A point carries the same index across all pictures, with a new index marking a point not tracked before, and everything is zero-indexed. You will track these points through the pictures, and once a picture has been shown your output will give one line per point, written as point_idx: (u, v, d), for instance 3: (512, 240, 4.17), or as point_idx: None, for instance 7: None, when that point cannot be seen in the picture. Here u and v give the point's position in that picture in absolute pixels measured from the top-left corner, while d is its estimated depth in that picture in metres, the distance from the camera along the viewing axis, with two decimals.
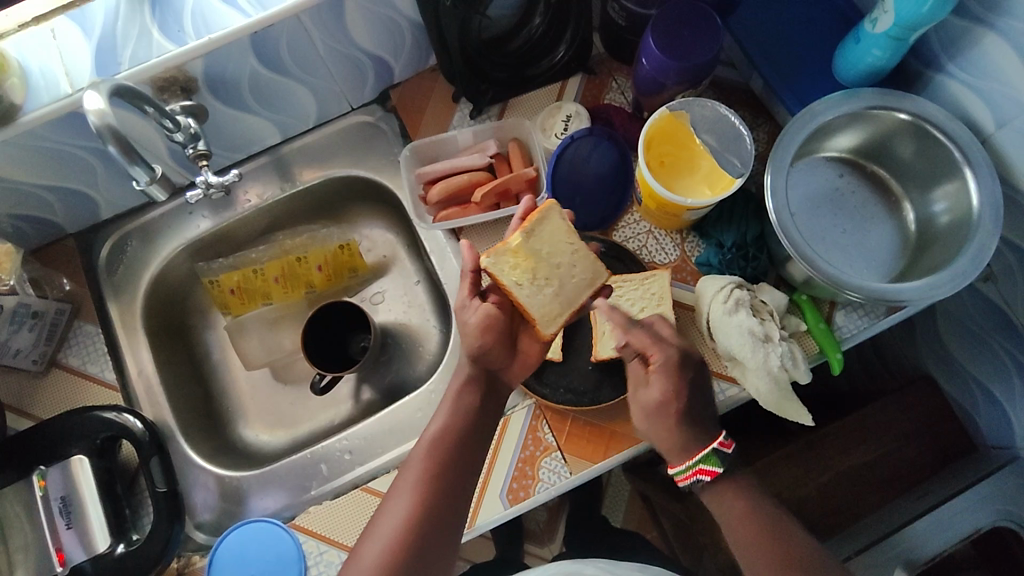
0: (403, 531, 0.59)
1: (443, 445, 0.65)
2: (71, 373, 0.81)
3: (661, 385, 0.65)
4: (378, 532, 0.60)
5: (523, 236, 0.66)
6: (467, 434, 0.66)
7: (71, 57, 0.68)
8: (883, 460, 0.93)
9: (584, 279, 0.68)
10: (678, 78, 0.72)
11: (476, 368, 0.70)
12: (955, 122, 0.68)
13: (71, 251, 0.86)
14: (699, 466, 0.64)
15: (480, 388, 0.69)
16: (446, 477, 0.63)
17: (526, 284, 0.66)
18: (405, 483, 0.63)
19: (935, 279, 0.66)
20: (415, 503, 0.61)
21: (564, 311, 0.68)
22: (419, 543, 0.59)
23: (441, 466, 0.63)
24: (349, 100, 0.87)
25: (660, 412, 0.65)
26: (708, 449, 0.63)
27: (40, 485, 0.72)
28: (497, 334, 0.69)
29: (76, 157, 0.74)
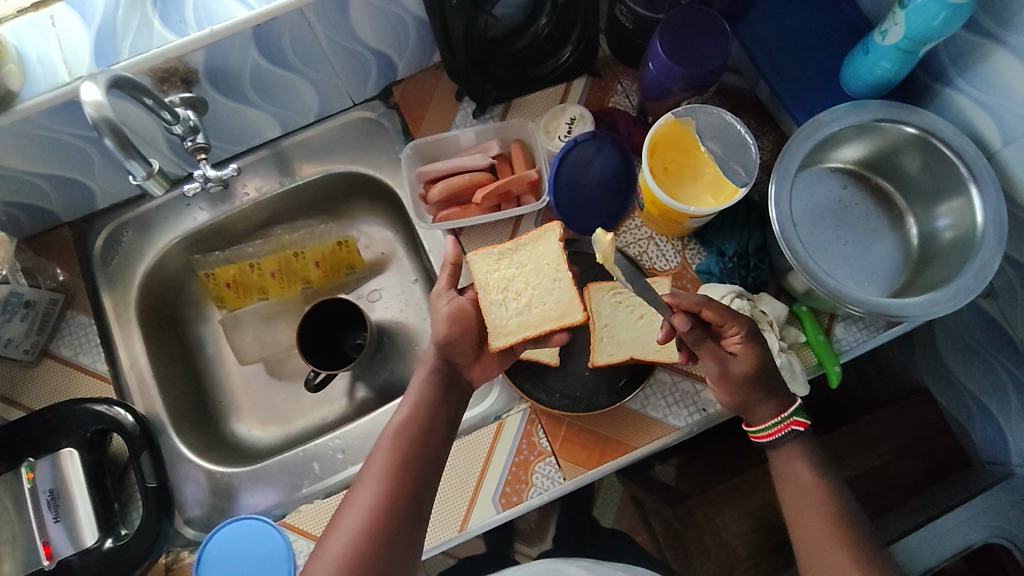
0: (368, 524, 0.58)
1: (408, 436, 0.64)
2: (63, 364, 0.80)
3: (750, 356, 0.66)
4: (343, 525, 0.59)
5: (513, 247, 0.72)
6: (433, 426, 0.66)
7: (70, 44, 0.66)
8: (872, 476, 0.94)
9: (552, 311, 0.70)
10: (685, 84, 0.71)
11: (441, 359, 0.70)
12: (962, 137, 0.67)
13: (67, 240, 0.85)
14: (793, 419, 0.67)
15: (445, 380, 0.69)
16: (412, 468, 0.62)
17: (495, 289, 0.70)
18: (371, 473, 0.62)
19: (936, 296, 0.66)
20: (382, 492, 0.60)
21: (521, 332, 0.69)
22: (386, 533, 0.58)
23: (408, 457, 0.63)
24: (351, 95, 0.86)
25: (750, 380, 0.66)
26: (797, 403, 0.67)
27: (28, 477, 0.71)
28: (468, 330, 0.70)
29: (73, 147, 0.73)
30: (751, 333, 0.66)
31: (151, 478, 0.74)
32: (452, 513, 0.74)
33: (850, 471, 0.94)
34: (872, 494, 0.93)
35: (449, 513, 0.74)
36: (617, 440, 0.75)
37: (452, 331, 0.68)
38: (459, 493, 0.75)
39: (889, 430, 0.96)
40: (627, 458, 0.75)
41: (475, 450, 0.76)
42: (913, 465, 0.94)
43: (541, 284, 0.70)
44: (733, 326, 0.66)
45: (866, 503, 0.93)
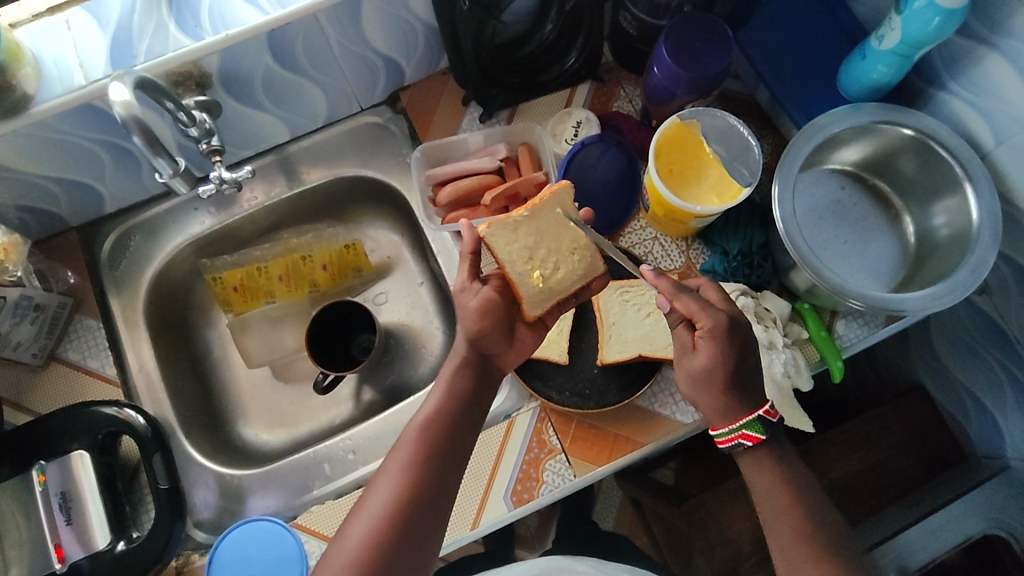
0: (391, 509, 0.59)
1: (434, 427, 0.65)
2: (72, 367, 0.80)
3: (708, 352, 0.63)
4: (366, 509, 0.60)
5: (526, 215, 0.68)
6: (458, 418, 0.67)
7: (85, 49, 0.67)
8: (870, 472, 0.96)
9: (574, 271, 0.72)
10: (689, 87, 0.73)
11: (473, 352, 0.71)
12: (957, 139, 0.70)
13: (74, 244, 0.85)
14: (742, 431, 0.63)
15: (474, 372, 0.70)
16: (437, 457, 0.63)
17: (519, 262, 0.69)
18: (397, 460, 0.63)
19: (936, 291, 0.68)
20: (407, 478, 0.61)
21: (551, 296, 0.72)
22: (407, 520, 0.59)
23: (433, 446, 0.64)
24: (359, 100, 0.87)
25: (708, 379, 0.64)
26: (755, 415, 0.63)
27: (39, 480, 0.71)
28: (498, 321, 0.71)
29: (86, 150, 0.73)
30: (719, 330, 0.63)
31: (163, 480, 0.74)
32: (464, 511, 0.75)
33: (849, 467, 0.96)
34: (871, 489, 0.95)
35: (462, 511, 0.75)
36: (626, 437, 0.76)
37: (483, 325, 0.70)
38: (471, 491, 0.75)
39: (887, 427, 0.97)
40: (636, 454, 0.76)
41: (487, 449, 0.77)
42: (911, 461, 0.96)
43: (567, 246, 0.70)
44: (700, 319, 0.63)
45: (868, 496, 0.95)
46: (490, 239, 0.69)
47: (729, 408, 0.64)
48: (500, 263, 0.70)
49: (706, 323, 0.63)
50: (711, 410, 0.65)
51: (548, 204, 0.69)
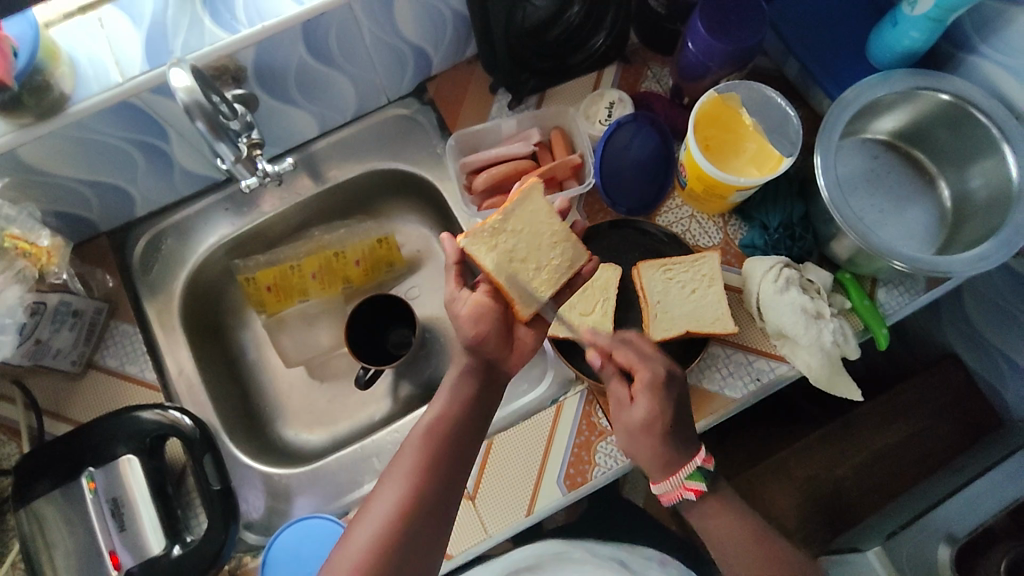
0: (392, 519, 0.60)
1: (442, 430, 0.65)
2: (110, 374, 0.79)
3: (647, 402, 0.65)
4: (366, 520, 0.60)
5: (502, 218, 0.69)
6: (463, 425, 0.67)
7: (119, 45, 0.66)
8: (908, 442, 0.96)
9: (561, 263, 0.70)
10: (723, 61, 0.73)
11: (478, 361, 0.69)
12: (993, 102, 0.70)
13: (106, 249, 0.84)
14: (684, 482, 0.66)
15: (479, 377, 0.69)
16: (443, 462, 0.64)
17: (504, 264, 0.68)
18: (400, 470, 0.63)
19: (981, 251, 0.68)
20: (409, 488, 0.61)
21: (545, 293, 0.69)
22: (408, 530, 0.60)
23: (442, 450, 0.64)
24: (387, 93, 0.86)
25: (646, 430, 0.65)
26: (691, 466, 0.66)
27: (90, 487, 0.70)
28: (494, 325, 0.70)
29: (120, 151, 0.72)
30: (658, 385, 0.66)
31: (215, 481, 0.72)
32: (520, 496, 0.75)
33: (887, 438, 0.97)
34: (912, 459, 0.96)
35: (517, 497, 0.75)
36: None
37: (479, 330, 0.69)
38: (525, 477, 0.76)
39: (923, 396, 0.98)
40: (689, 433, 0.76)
41: (537, 434, 0.77)
42: (948, 428, 0.96)
43: (550, 238, 0.69)
44: (641, 371, 0.67)
45: (906, 467, 0.96)
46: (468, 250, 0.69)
47: (671, 463, 0.66)
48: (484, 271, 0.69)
49: (646, 378, 0.66)
50: (651, 461, 0.66)
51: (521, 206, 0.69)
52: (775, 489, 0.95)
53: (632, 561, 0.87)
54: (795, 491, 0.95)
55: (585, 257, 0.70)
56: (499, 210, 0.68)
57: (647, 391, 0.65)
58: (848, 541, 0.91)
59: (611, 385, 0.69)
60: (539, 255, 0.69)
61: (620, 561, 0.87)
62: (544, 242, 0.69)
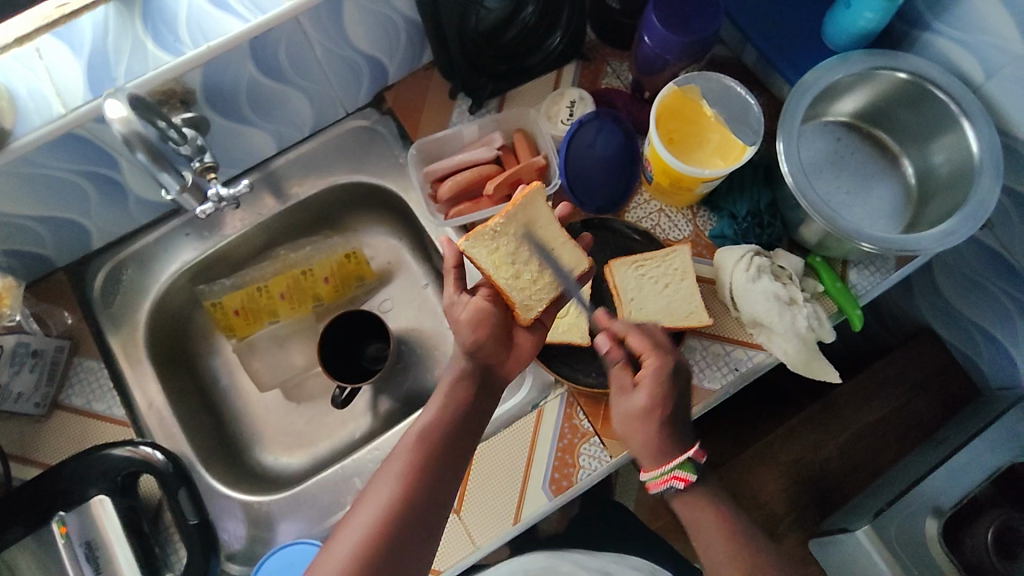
0: (382, 522, 0.57)
1: (433, 437, 0.63)
2: (77, 413, 0.76)
3: (649, 391, 0.65)
4: (356, 522, 0.58)
5: (506, 219, 0.67)
6: (458, 430, 0.65)
7: (60, 75, 0.64)
8: (890, 418, 0.97)
9: (560, 266, 0.69)
10: (681, 53, 0.73)
11: (474, 366, 0.68)
12: (949, 77, 0.70)
13: (64, 284, 0.81)
14: (673, 472, 0.66)
15: (475, 384, 0.67)
16: (432, 469, 0.62)
17: (504, 268, 0.67)
18: (391, 472, 0.61)
19: (948, 226, 0.68)
20: (400, 491, 0.59)
21: (545, 298, 0.69)
22: (398, 534, 0.57)
23: (432, 457, 0.62)
24: (344, 105, 0.85)
25: (641, 417, 0.65)
26: (683, 457, 0.65)
27: (62, 532, 0.67)
28: (494, 329, 0.68)
29: (69, 183, 0.70)
30: (663, 374, 0.65)
31: (191, 515, 0.71)
32: (506, 505, 0.74)
33: (869, 416, 0.97)
34: (894, 435, 0.97)
35: (503, 506, 0.74)
36: None
37: (479, 335, 0.67)
38: (511, 485, 0.75)
39: (902, 372, 0.99)
40: None
41: (519, 440, 0.76)
42: (927, 403, 0.98)
43: (551, 243, 0.69)
44: (649, 359, 0.66)
45: (888, 445, 0.97)
46: (470, 252, 0.67)
47: (666, 451, 0.65)
48: (486, 273, 0.68)
49: (650, 372, 0.65)
50: (644, 450, 0.66)
51: (524, 210, 0.68)
52: (762, 474, 0.95)
53: (620, 571, 0.86)
54: (781, 476, 0.95)
55: (585, 261, 0.69)
56: (505, 212, 0.66)
57: (651, 378, 0.65)
58: (836, 521, 0.91)
59: (613, 369, 0.68)
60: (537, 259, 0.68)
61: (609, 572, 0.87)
62: (545, 246, 0.69)
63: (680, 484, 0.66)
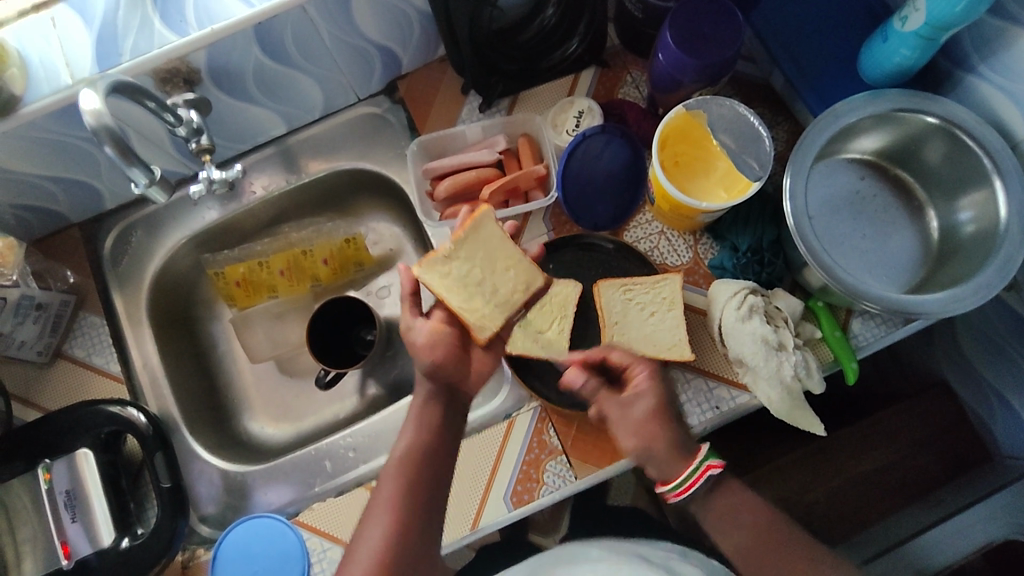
0: (382, 556, 0.57)
1: (417, 460, 0.63)
2: (75, 364, 0.81)
3: (651, 388, 0.66)
4: (356, 559, 0.58)
5: (456, 244, 0.71)
6: (437, 450, 0.65)
7: (72, 47, 0.66)
8: (888, 471, 0.93)
9: (516, 286, 0.73)
10: (695, 75, 0.69)
11: (440, 387, 0.69)
12: (987, 129, 0.64)
13: (77, 241, 0.85)
14: (707, 460, 0.63)
15: (442, 402, 0.68)
16: (426, 479, 0.62)
17: (458, 290, 0.71)
18: (381, 501, 0.60)
19: (957, 292, 0.63)
20: (393, 522, 0.59)
21: (498, 318, 0.72)
22: (399, 566, 0.57)
23: (424, 468, 0.63)
24: (356, 91, 0.85)
25: (654, 420, 0.64)
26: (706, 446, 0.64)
27: (45, 478, 0.71)
28: (449, 349, 0.70)
29: (79, 149, 0.73)
30: (656, 374, 0.67)
31: (164, 479, 0.75)
32: (466, 509, 0.75)
33: (865, 465, 0.94)
34: (891, 489, 0.93)
35: (463, 510, 0.75)
36: None
37: (438, 356, 0.69)
38: (473, 490, 0.75)
39: (907, 424, 0.95)
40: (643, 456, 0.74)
41: (488, 448, 0.77)
42: (930, 459, 0.93)
43: (503, 264, 0.73)
44: (637, 367, 0.67)
45: (881, 497, 0.93)
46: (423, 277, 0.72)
47: (677, 445, 0.63)
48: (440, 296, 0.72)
49: (642, 376, 0.66)
50: (655, 446, 0.63)
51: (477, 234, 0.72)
52: None
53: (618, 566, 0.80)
54: None
55: (538, 276, 0.73)
56: (455, 237, 0.71)
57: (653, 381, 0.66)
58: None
59: (593, 391, 0.66)
60: (488, 280, 0.72)
61: (640, 556, 0.73)
62: (499, 266, 0.73)
63: (717, 471, 0.63)
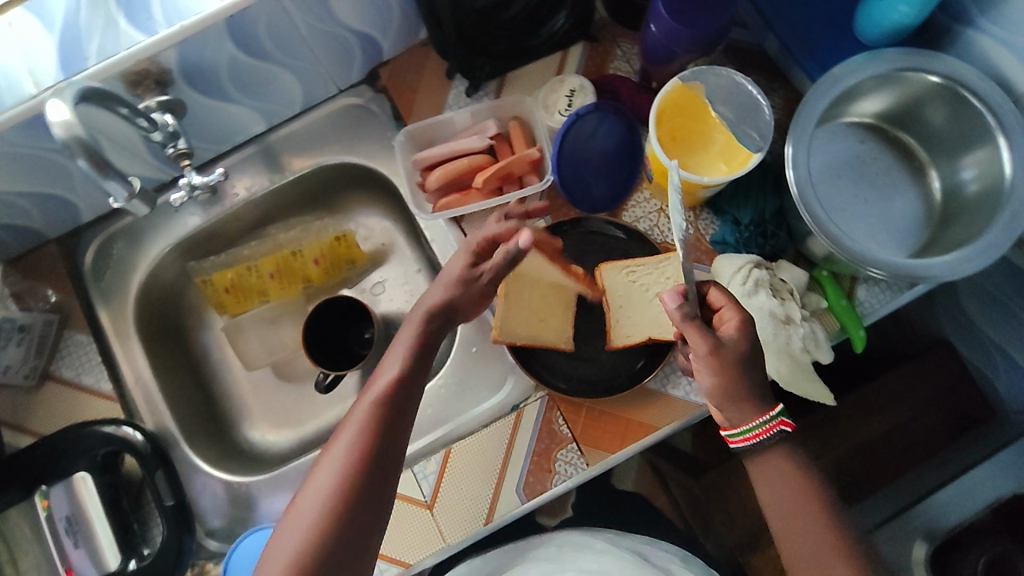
0: (354, 459, 0.55)
1: (403, 367, 0.61)
2: (64, 385, 0.78)
3: (742, 337, 0.57)
4: (328, 463, 0.55)
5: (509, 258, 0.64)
6: (425, 361, 0.62)
7: (33, 53, 0.62)
8: (896, 433, 0.93)
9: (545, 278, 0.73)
10: (689, 45, 0.67)
11: (444, 303, 0.65)
12: (989, 84, 0.63)
13: (55, 257, 0.82)
14: (779, 419, 0.58)
15: (443, 315, 0.65)
16: (383, 429, 0.57)
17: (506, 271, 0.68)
18: (358, 409, 0.58)
19: (965, 253, 0.62)
20: (367, 428, 0.57)
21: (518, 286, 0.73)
22: (370, 474, 0.55)
23: (384, 419, 0.57)
24: (335, 82, 0.81)
25: (743, 368, 0.57)
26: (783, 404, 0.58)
27: (43, 505, 0.69)
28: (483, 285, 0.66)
29: (51, 161, 0.69)
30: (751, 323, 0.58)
31: (168, 496, 0.73)
32: (478, 504, 0.73)
33: (871, 430, 0.94)
34: (898, 451, 0.93)
35: (476, 505, 0.73)
36: (642, 421, 0.73)
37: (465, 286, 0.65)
38: (484, 484, 0.73)
39: (913, 385, 0.94)
40: (655, 438, 0.73)
41: (497, 441, 0.75)
42: (937, 419, 0.93)
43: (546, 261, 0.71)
44: (728, 312, 0.59)
45: (890, 460, 0.93)
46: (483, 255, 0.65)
47: (759, 399, 0.58)
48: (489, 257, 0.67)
49: (732, 323, 0.58)
50: (739, 398, 0.57)
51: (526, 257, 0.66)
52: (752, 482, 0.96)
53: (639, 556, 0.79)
54: None
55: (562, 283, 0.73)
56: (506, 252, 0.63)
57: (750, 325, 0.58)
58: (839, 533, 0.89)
59: (687, 328, 0.57)
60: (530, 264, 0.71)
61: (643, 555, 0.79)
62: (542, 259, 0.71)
63: (786, 430, 0.58)
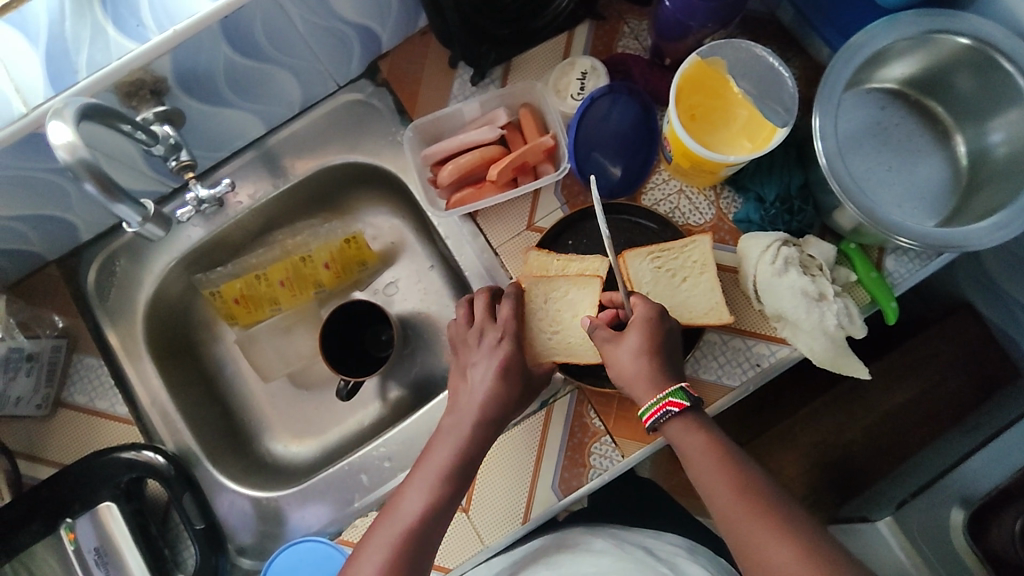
0: (422, 518, 0.57)
1: (478, 422, 0.63)
2: (78, 411, 0.75)
3: (631, 335, 0.61)
4: (398, 511, 0.58)
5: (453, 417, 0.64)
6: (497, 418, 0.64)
7: (19, 70, 0.59)
8: (921, 400, 0.93)
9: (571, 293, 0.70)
10: (706, 17, 0.65)
11: (499, 364, 0.65)
12: (1020, 43, 0.60)
13: (57, 279, 0.79)
14: (668, 399, 0.57)
15: (513, 372, 0.65)
16: (405, 567, 0.55)
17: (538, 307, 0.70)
18: (433, 462, 0.61)
19: (1000, 220, 0.61)
20: (436, 486, 0.59)
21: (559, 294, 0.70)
22: (428, 533, 0.57)
23: (408, 552, 0.55)
24: (335, 78, 0.78)
25: (641, 367, 0.59)
26: (676, 385, 0.58)
27: (69, 537, 0.68)
28: (513, 377, 0.65)
29: (46, 181, 0.66)
30: (650, 319, 0.61)
31: (198, 520, 0.72)
32: (514, 504, 0.71)
33: (897, 398, 0.94)
34: (925, 418, 0.93)
35: (512, 504, 0.71)
36: None
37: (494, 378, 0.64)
38: (518, 483, 0.72)
39: (937, 351, 0.93)
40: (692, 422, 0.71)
41: (529, 438, 0.73)
42: (962, 383, 0.93)
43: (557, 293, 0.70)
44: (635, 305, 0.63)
45: (917, 426, 0.93)
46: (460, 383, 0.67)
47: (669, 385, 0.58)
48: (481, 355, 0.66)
49: (639, 313, 0.62)
50: (632, 379, 0.60)
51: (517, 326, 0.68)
52: (785, 457, 0.95)
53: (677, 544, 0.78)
54: (803, 458, 0.95)
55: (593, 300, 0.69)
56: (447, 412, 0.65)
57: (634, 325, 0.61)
58: (856, 510, 0.90)
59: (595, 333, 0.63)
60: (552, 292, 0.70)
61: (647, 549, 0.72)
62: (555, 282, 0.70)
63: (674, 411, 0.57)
